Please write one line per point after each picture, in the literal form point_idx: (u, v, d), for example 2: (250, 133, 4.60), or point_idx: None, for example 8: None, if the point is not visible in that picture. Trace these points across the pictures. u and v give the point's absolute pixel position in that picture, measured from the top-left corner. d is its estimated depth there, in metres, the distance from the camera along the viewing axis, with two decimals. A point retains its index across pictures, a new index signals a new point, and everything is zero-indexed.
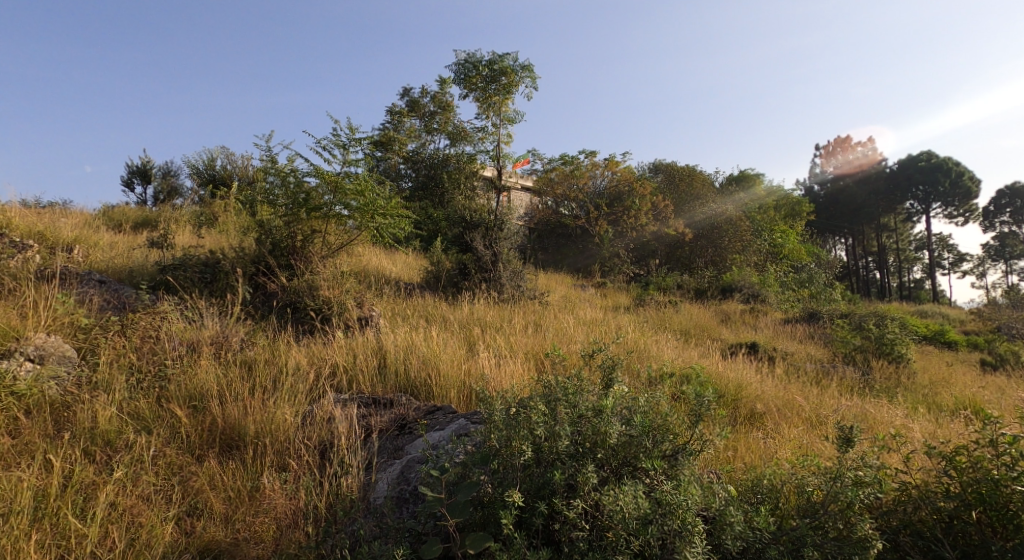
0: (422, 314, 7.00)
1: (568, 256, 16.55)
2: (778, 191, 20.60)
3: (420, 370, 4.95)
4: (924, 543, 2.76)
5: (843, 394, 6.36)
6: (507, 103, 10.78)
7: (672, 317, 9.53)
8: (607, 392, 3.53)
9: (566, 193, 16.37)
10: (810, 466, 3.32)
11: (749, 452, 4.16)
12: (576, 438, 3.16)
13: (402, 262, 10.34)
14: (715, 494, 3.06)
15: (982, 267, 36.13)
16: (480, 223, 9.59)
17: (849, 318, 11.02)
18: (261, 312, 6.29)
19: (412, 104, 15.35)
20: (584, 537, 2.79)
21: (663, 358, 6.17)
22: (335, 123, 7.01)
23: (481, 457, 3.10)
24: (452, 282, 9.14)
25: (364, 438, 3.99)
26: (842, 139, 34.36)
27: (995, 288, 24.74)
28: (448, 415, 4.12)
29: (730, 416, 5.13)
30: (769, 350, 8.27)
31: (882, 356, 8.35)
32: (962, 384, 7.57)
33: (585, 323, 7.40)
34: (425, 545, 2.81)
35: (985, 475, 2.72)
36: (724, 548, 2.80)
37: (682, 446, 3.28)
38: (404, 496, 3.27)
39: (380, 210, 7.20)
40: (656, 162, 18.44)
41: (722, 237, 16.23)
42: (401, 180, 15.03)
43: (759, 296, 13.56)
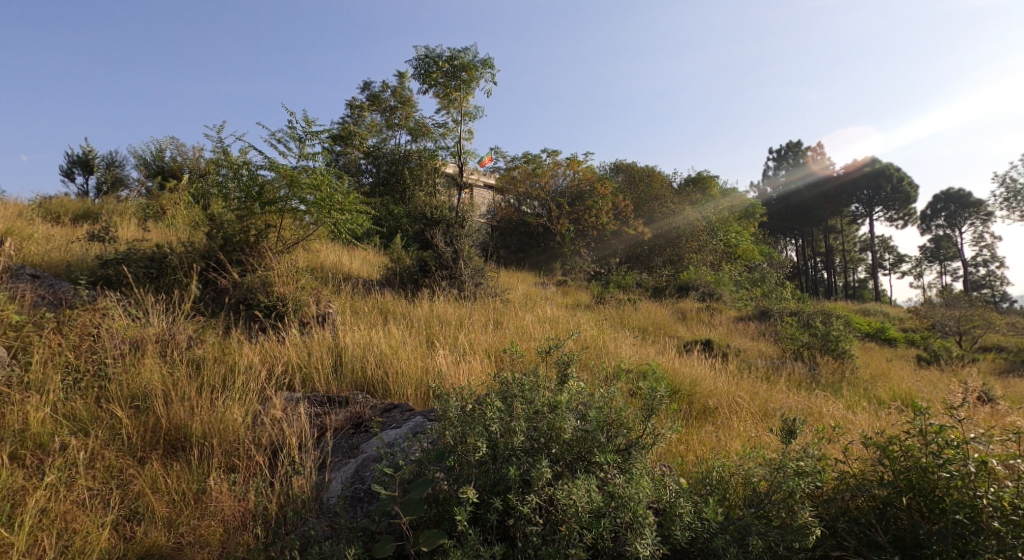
0: (380, 312, 6.91)
1: (530, 256, 16.31)
2: (733, 193, 21.41)
3: (377, 368, 4.89)
4: (860, 529, 2.90)
5: (791, 389, 6.62)
6: (468, 99, 10.76)
7: (630, 315, 9.71)
8: (563, 388, 3.56)
9: (528, 192, 16.40)
10: (756, 458, 3.43)
11: (700, 445, 4.28)
12: (531, 434, 3.17)
13: (361, 258, 10.20)
14: (666, 486, 3.14)
15: (919, 268, 38.05)
16: (441, 220, 9.53)
17: (797, 316, 11.46)
18: (211, 309, 6.09)
19: (372, 98, 15.05)
20: (537, 532, 2.81)
21: (620, 355, 6.29)
22: (291, 115, 6.84)
23: (436, 454, 3.10)
24: (412, 280, 9.04)
25: (318, 438, 3.91)
26: (793, 145, 35.57)
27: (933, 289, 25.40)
28: (405, 413, 4.09)
29: (684, 410, 5.26)
30: (723, 346, 8.53)
31: (827, 352, 8.71)
32: (899, 378, 7.99)
33: (545, 321, 7.47)
34: (378, 544, 2.78)
35: (915, 464, 2.85)
36: (673, 539, 2.87)
37: (635, 440, 3.34)
38: (358, 495, 3.23)
39: (337, 205, 7.06)
40: (616, 163, 18.69)
41: (680, 238, 16.64)
42: (361, 175, 14.80)
43: (714, 294, 13.96)
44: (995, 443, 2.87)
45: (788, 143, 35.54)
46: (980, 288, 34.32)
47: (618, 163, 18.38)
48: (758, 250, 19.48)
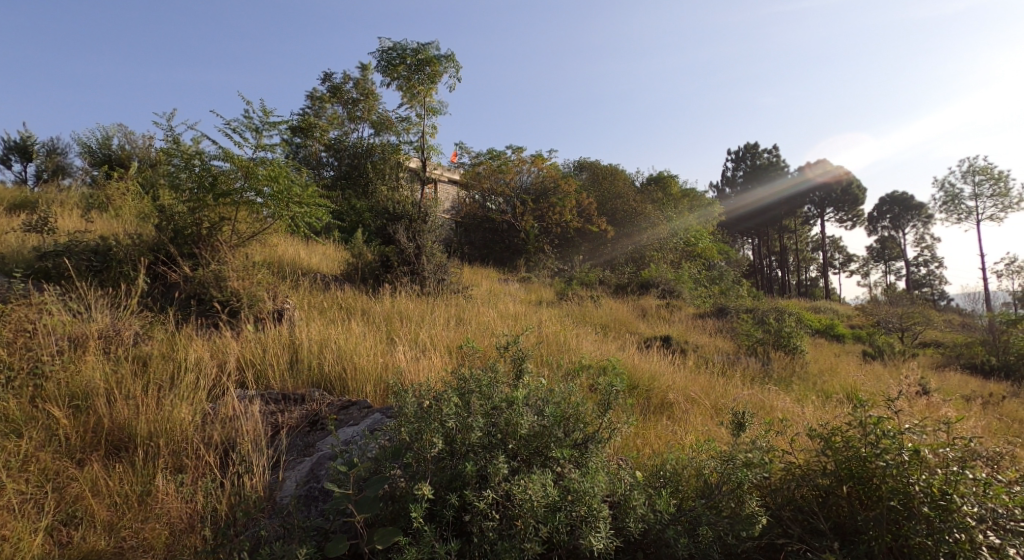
0: (339, 307, 6.79)
1: (495, 253, 15.93)
2: (694, 193, 22.18)
3: (335, 364, 4.80)
4: (804, 517, 3.01)
5: (746, 383, 6.83)
6: (431, 93, 10.65)
7: (592, 312, 9.81)
8: (520, 383, 3.57)
9: (493, 187, 16.30)
10: (708, 451, 3.53)
11: (657, 439, 4.36)
12: (488, 430, 3.18)
13: (321, 253, 9.99)
14: (621, 480, 3.19)
15: (866, 268, 39.62)
16: (403, 215, 9.41)
17: (752, 313, 11.82)
18: (160, 304, 5.88)
19: (334, 90, 14.65)
20: (493, 528, 2.82)
21: (581, 351, 6.36)
22: (247, 105, 6.63)
23: (393, 451, 3.07)
24: (373, 275, 8.92)
25: (272, 436, 3.83)
26: (751, 147, 36.30)
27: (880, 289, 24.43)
28: (363, 410, 4.03)
29: (642, 405, 5.35)
30: (681, 343, 8.71)
31: (780, 347, 9.03)
32: (846, 373, 8.34)
33: (507, 317, 7.49)
34: (331, 543, 2.75)
35: (855, 454, 2.97)
36: (627, 531, 2.93)
37: (592, 434, 3.38)
38: (313, 494, 3.18)
39: (295, 198, 6.90)
40: (580, 160, 18.83)
41: (642, 236, 17.02)
42: (322, 169, 14.47)
43: (674, 292, 14.27)
44: (928, 433, 3.01)
45: (746, 145, 36.28)
46: (921, 287, 36.00)
47: (583, 160, 18.60)
48: (716, 248, 19.93)
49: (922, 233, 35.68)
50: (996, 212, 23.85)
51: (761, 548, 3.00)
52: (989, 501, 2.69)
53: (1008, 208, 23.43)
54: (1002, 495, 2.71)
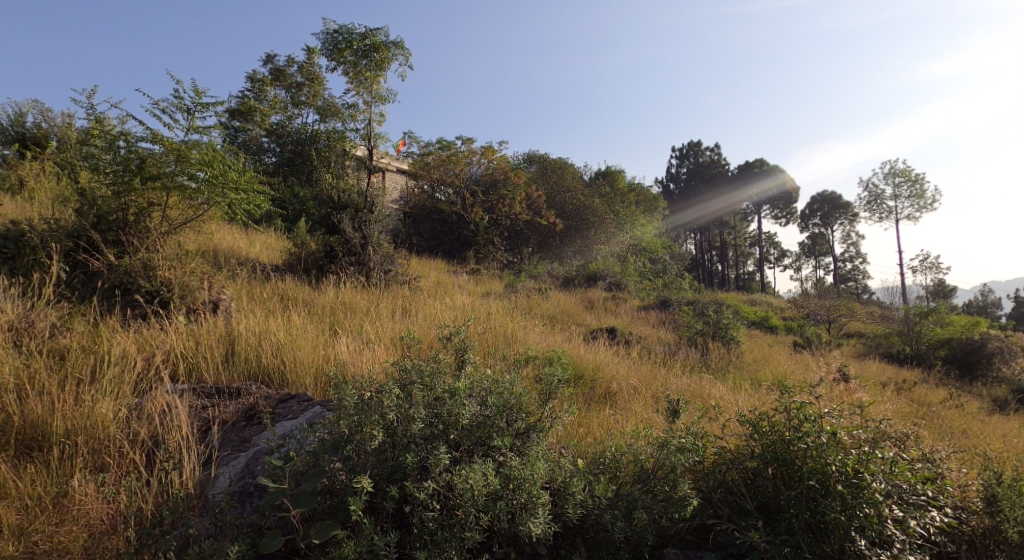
0: (280, 299, 6.58)
1: (443, 244, 15.65)
2: (641, 188, 22.73)
3: (273, 357, 4.65)
4: (732, 498, 3.16)
5: (685, 373, 7.08)
6: (379, 80, 10.40)
7: (540, 304, 9.90)
8: (462, 374, 3.57)
9: (442, 178, 16.11)
10: (645, 438, 3.64)
11: (599, 427, 4.45)
12: (430, 421, 3.16)
13: (261, 242, 9.65)
14: (561, 467, 3.25)
15: (799, 263, 41.57)
16: (349, 204, 9.22)
17: (693, 306, 12.28)
18: (80, 294, 5.54)
19: (277, 73, 14.05)
20: (434, 518, 2.81)
21: (528, 342, 6.42)
22: (178, 84, 6.29)
23: (331, 444, 3.02)
24: (316, 266, 8.67)
25: (205, 432, 3.69)
26: (694, 145, 37.44)
27: (814, 283, 22.78)
28: (303, 403, 3.94)
29: (587, 395, 5.46)
30: (626, 334, 8.91)
31: (718, 339, 9.40)
32: (778, 362, 8.77)
33: (454, 308, 7.46)
34: (265, 539, 2.68)
35: (780, 438, 3.13)
36: (566, 516, 3.00)
37: (534, 424, 3.42)
38: (247, 490, 3.09)
39: (232, 184, 6.61)
40: (529, 153, 19.03)
41: (590, 229, 17.34)
42: (263, 154, 13.90)
43: (620, 285, 14.61)
44: (845, 417, 3.21)
45: (690, 143, 37.37)
46: (846, 281, 38.13)
47: (533, 153, 18.85)
48: (661, 242, 20.47)
49: (848, 231, 37.75)
50: (913, 212, 25.50)
51: (692, 528, 3.14)
52: (894, 478, 2.90)
53: (924, 208, 25.10)
54: (906, 472, 2.94)
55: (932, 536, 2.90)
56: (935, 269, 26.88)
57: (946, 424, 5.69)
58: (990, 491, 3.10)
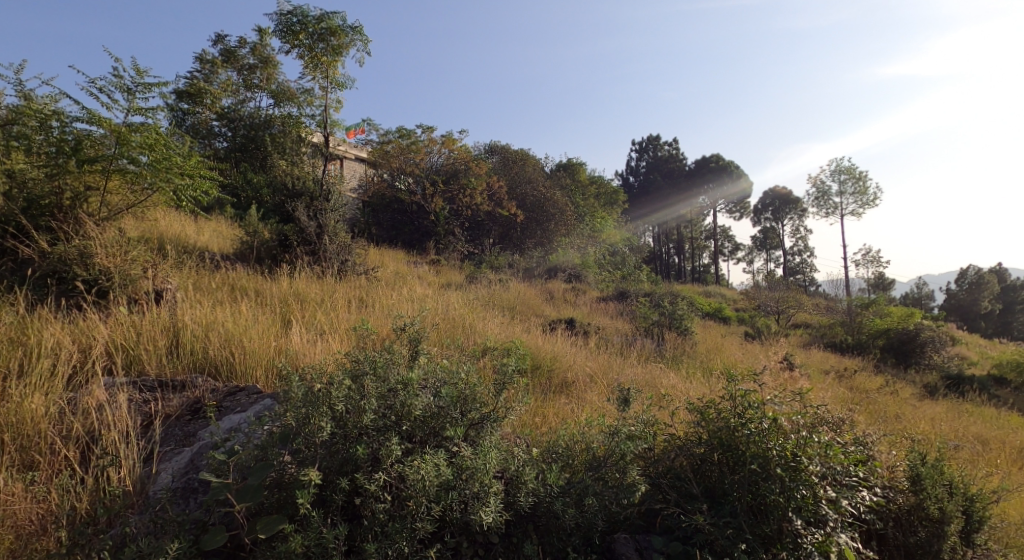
0: (230, 288, 6.36)
1: (403, 234, 15.49)
2: (602, 180, 22.97)
3: (222, 348, 4.50)
4: (680, 483, 3.24)
5: (641, 362, 7.23)
6: (336, 66, 10.16)
7: (500, 295, 9.90)
8: (416, 365, 3.54)
9: (402, 167, 15.88)
10: (598, 426, 3.70)
11: (554, 416, 4.49)
12: (382, 412, 3.12)
13: (212, 230, 9.33)
14: (514, 456, 3.26)
15: (751, 256, 42.82)
16: (304, 192, 8.96)
17: (650, 298, 12.52)
18: (9, 283, 5.24)
19: (228, 54, 13.43)
20: (385, 509, 2.79)
21: (486, 333, 6.42)
22: (116, 62, 6.02)
23: (279, 437, 2.96)
24: (270, 255, 8.46)
25: (146, 427, 3.55)
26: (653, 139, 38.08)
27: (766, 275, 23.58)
28: (252, 395, 3.83)
29: (544, 385, 5.51)
30: (585, 325, 9.01)
31: (674, 329, 9.64)
32: (730, 351, 9.04)
33: (413, 299, 7.39)
34: (207, 536, 2.62)
35: (725, 424, 3.23)
36: (518, 505, 3.02)
37: (488, 413, 3.40)
38: (191, 486, 3.00)
39: (176, 168, 6.44)
40: (491, 144, 19.00)
41: (551, 221, 17.15)
42: (213, 139, 13.39)
43: (579, 277, 14.81)
44: (786, 403, 3.34)
45: (650, 137, 37.97)
46: (795, 273, 39.51)
47: (493, 144, 18.99)
48: (619, 235, 20.77)
49: (797, 225, 39.08)
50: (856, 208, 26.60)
51: (641, 513, 3.21)
52: (829, 461, 3.02)
53: (868, 205, 26.12)
54: (840, 455, 3.07)
55: (862, 514, 3.04)
56: (876, 263, 28.14)
57: (882, 409, 5.99)
58: (915, 471, 3.29)
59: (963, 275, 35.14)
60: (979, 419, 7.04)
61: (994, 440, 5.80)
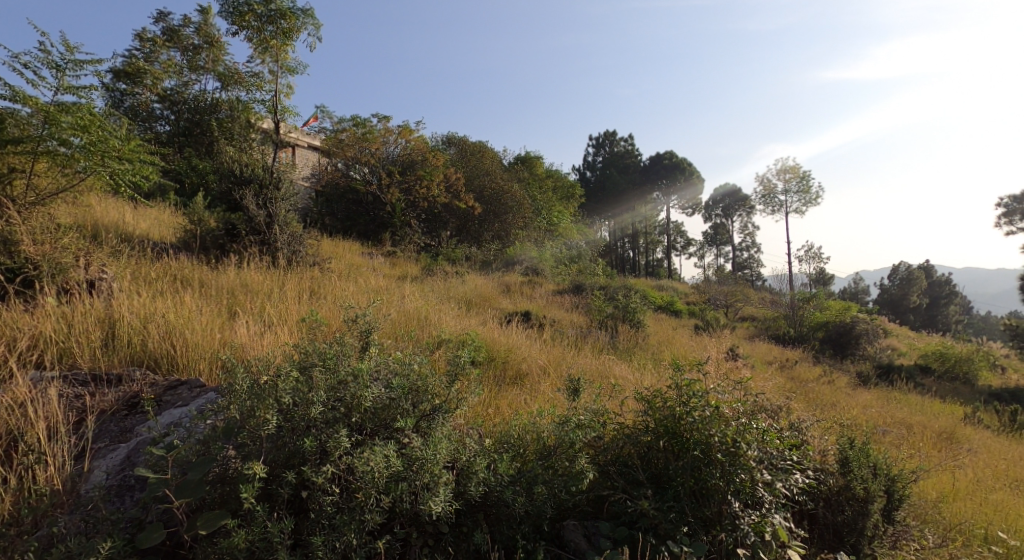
0: (172, 278, 6.11)
1: (357, 225, 15.24)
2: (558, 174, 23.15)
3: (162, 340, 4.32)
4: (626, 470, 3.32)
5: (595, 354, 7.34)
6: (286, 50, 9.85)
7: (457, 287, 9.86)
8: (367, 357, 3.49)
9: (357, 156, 15.52)
10: (548, 417, 3.75)
11: (507, 408, 4.51)
12: (332, 404, 3.07)
13: (153, 218, 8.93)
14: (465, 447, 3.26)
15: (702, 251, 43.96)
16: (252, 179, 8.67)
17: (605, 291, 12.74)
18: None
19: (170, 33, 12.81)
20: (333, 502, 2.76)
21: (441, 326, 6.38)
22: (44, 36, 5.63)
23: (223, 431, 2.87)
24: (216, 245, 8.15)
25: (79, 422, 3.39)
26: (609, 134, 38.53)
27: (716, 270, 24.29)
28: (194, 389, 3.70)
29: (497, 376, 5.53)
30: (540, 317, 9.08)
31: (627, 322, 9.84)
32: (680, 343, 9.30)
33: (367, 291, 7.29)
34: (144, 533, 2.54)
35: (670, 412, 3.31)
36: (468, 494, 3.03)
37: (440, 405, 3.38)
38: (127, 483, 2.88)
39: (113, 152, 6.14)
40: (448, 135, 18.87)
41: (507, 213, 17.29)
42: (155, 122, 12.78)
43: (536, 271, 14.91)
44: (728, 391, 3.45)
45: (606, 132, 38.36)
46: (744, 268, 40.81)
47: (451, 136, 18.85)
48: (575, 229, 21.00)
49: (746, 221, 40.34)
50: (800, 207, 27.61)
51: (590, 500, 3.28)
52: (766, 446, 3.15)
53: (811, 203, 27.15)
54: (776, 440, 3.21)
55: (796, 496, 3.19)
56: (819, 259, 29.34)
57: (819, 398, 6.28)
58: (844, 454, 3.48)
59: (895, 272, 37.14)
60: (904, 406, 7.50)
61: (917, 424, 6.19)
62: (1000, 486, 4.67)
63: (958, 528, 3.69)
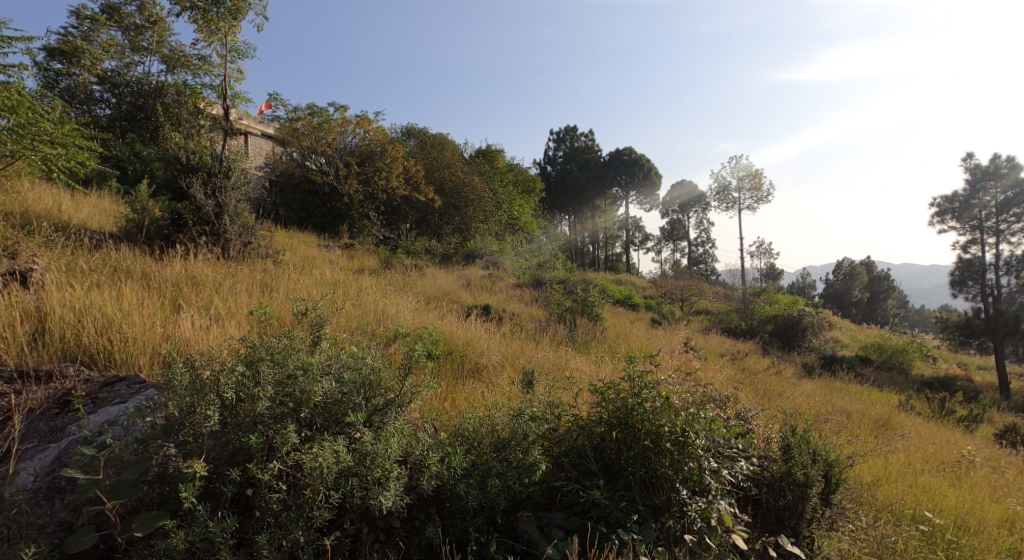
0: (111, 269, 5.82)
1: (314, 216, 14.90)
2: (519, 168, 23.16)
3: (99, 335, 4.11)
4: (580, 461, 3.34)
5: (554, 348, 7.39)
6: (235, 32, 9.48)
7: (416, 281, 9.74)
8: (318, 351, 3.41)
9: (313, 146, 14.96)
10: (504, 409, 3.74)
11: (463, 401, 4.48)
12: (280, 400, 2.97)
13: (92, 206, 8.49)
14: (418, 441, 3.22)
15: (660, 246, 44.78)
16: (200, 167, 8.33)
17: (564, 285, 12.83)
18: None
19: (110, 10, 12.14)
20: (280, 499, 2.68)
21: (398, 319, 6.29)
22: None
23: (162, 428, 2.74)
24: (161, 235, 7.74)
25: (4, 422, 3.19)
26: (569, 129, 38.71)
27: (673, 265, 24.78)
28: (133, 386, 3.53)
29: (455, 370, 5.48)
30: (500, 311, 9.06)
31: (586, 316, 9.95)
32: (637, 336, 9.45)
33: (322, 284, 7.12)
34: (74, 537, 2.42)
35: (622, 404, 3.34)
36: (421, 488, 2.99)
37: (393, 398, 3.32)
38: (57, 485, 2.74)
39: (45, 135, 5.80)
40: (407, 126, 18.61)
41: (468, 207, 17.19)
42: (94, 104, 12.15)
43: (496, 265, 14.89)
44: (678, 382, 3.50)
45: (566, 127, 38.56)
46: (699, 263, 41.80)
47: (410, 127, 18.60)
48: (535, 224, 21.07)
49: (701, 217, 41.29)
50: (752, 204, 28.34)
51: (543, 492, 3.29)
52: (714, 435, 3.23)
53: (762, 200, 28.06)
54: (723, 428, 3.28)
55: (740, 483, 3.28)
56: (768, 255, 30.35)
57: (767, 388, 6.49)
58: (786, 441, 3.59)
59: (839, 267, 38.79)
60: (846, 395, 7.83)
61: (856, 412, 6.47)
62: (929, 469, 4.93)
63: (889, 509, 3.87)
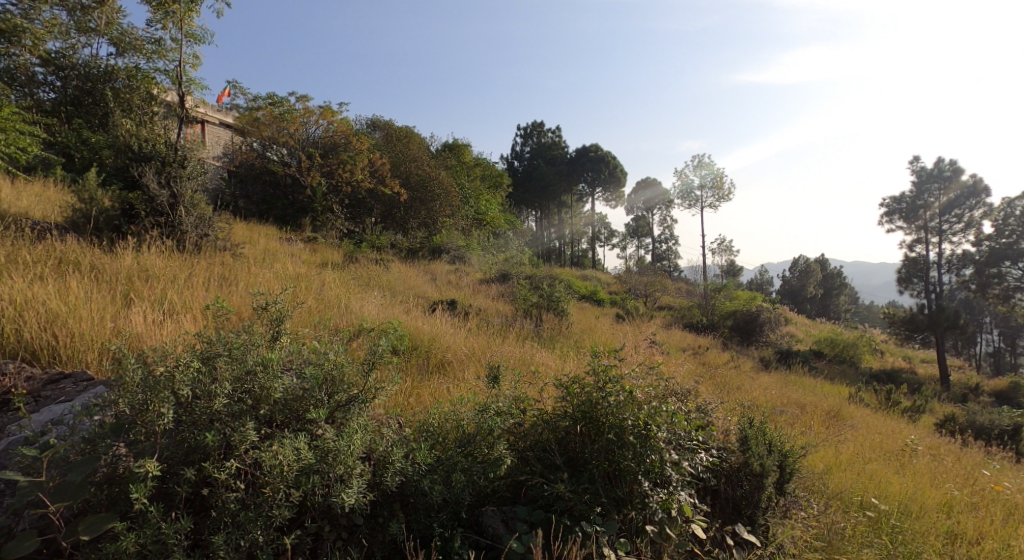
0: (56, 262, 5.55)
1: (275, 208, 14.56)
2: (486, 163, 23.09)
3: (42, 331, 3.92)
4: (544, 455, 3.35)
5: (520, 343, 7.40)
6: (191, 15, 9.11)
7: (381, 275, 9.61)
8: (278, 346, 3.31)
9: (274, 136, 14.69)
10: (469, 404, 3.72)
11: (427, 396, 4.44)
12: (238, 397, 2.88)
13: (35, 194, 8.08)
14: (382, 437, 3.17)
15: (625, 242, 45.32)
16: (153, 155, 7.93)
17: (530, 280, 12.87)
18: None
19: None
20: (237, 498, 2.61)
21: (361, 314, 6.20)
22: None
23: (112, 427, 2.62)
24: (111, 226, 7.43)
25: None
26: (536, 125, 38.74)
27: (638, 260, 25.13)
28: (80, 383, 3.38)
29: (420, 365, 5.43)
30: (466, 306, 9.02)
31: (552, 311, 9.99)
32: (602, 331, 9.54)
33: (283, 278, 6.96)
34: (14, 543, 2.30)
35: (586, 398, 3.35)
36: (384, 484, 2.95)
37: (356, 394, 3.25)
38: None
39: None
40: (372, 118, 18.32)
41: (434, 201, 17.01)
42: (37, 88, 11.58)
43: (462, 259, 14.82)
44: (642, 376, 3.54)
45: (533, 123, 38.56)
46: (662, 259, 42.46)
47: (375, 119, 18.32)
48: (501, 219, 21.01)
49: (665, 214, 41.91)
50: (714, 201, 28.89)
51: (508, 486, 3.28)
52: (675, 428, 3.27)
53: (723, 199, 28.66)
54: (684, 421, 3.33)
55: (700, 474, 3.34)
56: (729, 252, 31.05)
57: (726, 382, 6.64)
58: (744, 433, 3.68)
59: (796, 264, 39.98)
60: (801, 388, 8.08)
61: (810, 404, 6.69)
62: (876, 457, 5.13)
63: (838, 496, 4.01)
